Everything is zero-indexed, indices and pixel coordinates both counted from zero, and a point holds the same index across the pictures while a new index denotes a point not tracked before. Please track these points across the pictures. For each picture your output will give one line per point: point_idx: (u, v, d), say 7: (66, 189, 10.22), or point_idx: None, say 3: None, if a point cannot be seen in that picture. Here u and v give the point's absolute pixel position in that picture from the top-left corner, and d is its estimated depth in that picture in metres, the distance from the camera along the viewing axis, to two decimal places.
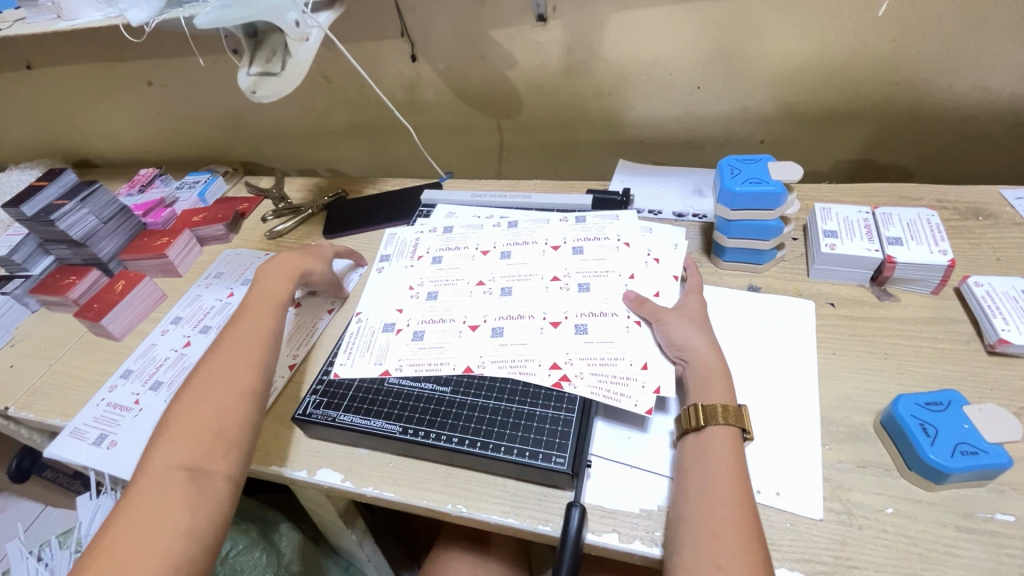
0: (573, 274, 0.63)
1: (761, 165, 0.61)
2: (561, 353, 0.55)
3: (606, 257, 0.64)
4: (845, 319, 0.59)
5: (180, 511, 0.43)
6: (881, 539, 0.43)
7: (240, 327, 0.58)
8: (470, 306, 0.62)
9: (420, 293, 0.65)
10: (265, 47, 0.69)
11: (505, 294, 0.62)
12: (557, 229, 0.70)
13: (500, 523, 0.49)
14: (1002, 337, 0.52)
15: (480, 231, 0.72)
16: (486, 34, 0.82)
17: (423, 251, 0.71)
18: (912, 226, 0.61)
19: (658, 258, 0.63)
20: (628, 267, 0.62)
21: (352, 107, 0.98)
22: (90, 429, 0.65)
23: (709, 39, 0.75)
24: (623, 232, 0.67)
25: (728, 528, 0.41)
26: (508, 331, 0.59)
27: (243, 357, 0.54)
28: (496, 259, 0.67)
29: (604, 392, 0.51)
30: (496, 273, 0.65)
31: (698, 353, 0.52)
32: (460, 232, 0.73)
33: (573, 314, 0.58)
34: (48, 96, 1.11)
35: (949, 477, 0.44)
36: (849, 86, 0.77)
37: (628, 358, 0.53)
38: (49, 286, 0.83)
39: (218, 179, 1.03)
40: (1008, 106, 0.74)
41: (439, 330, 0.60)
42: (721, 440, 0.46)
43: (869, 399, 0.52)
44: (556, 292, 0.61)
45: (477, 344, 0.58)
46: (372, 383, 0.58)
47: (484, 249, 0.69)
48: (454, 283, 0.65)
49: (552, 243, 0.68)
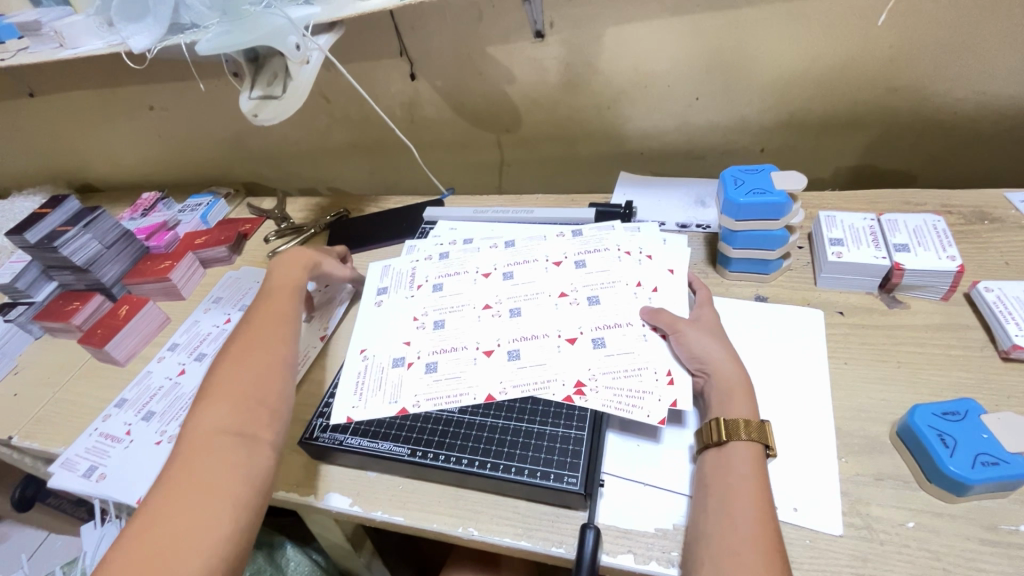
0: (581, 289, 0.62)
1: (764, 175, 0.61)
2: (583, 370, 0.54)
3: (613, 269, 0.64)
4: (854, 328, 0.59)
5: (235, 476, 0.43)
6: (903, 554, 0.42)
7: (264, 306, 0.59)
8: (481, 331, 0.60)
9: (426, 323, 0.63)
10: (266, 71, 0.70)
11: (515, 315, 0.61)
12: (558, 245, 0.69)
13: (513, 546, 0.48)
14: (1015, 343, 0.52)
15: (479, 254, 0.71)
16: (484, 52, 0.82)
17: (422, 280, 0.69)
18: (917, 232, 0.61)
19: (673, 269, 0.62)
20: (638, 276, 0.62)
21: (353, 127, 0.99)
22: (81, 460, 0.64)
23: (707, 51, 0.76)
24: (625, 241, 0.67)
25: (752, 547, 0.40)
26: (524, 353, 0.57)
27: (271, 335, 0.55)
28: (500, 281, 0.66)
29: (619, 403, 0.50)
30: (502, 295, 0.64)
31: (720, 367, 0.51)
32: (459, 255, 0.71)
33: (588, 328, 0.57)
34: (50, 123, 1.12)
35: (971, 489, 0.43)
36: (847, 93, 0.77)
37: (651, 368, 0.53)
38: (52, 312, 0.83)
39: (220, 201, 1.03)
40: (1007, 109, 0.74)
41: (453, 359, 0.58)
42: (744, 456, 0.45)
43: (882, 410, 0.51)
44: (567, 308, 0.60)
45: (496, 370, 0.56)
46: (391, 423, 0.55)
47: (485, 271, 0.68)
48: (459, 309, 0.64)
49: (553, 259, 0.67)
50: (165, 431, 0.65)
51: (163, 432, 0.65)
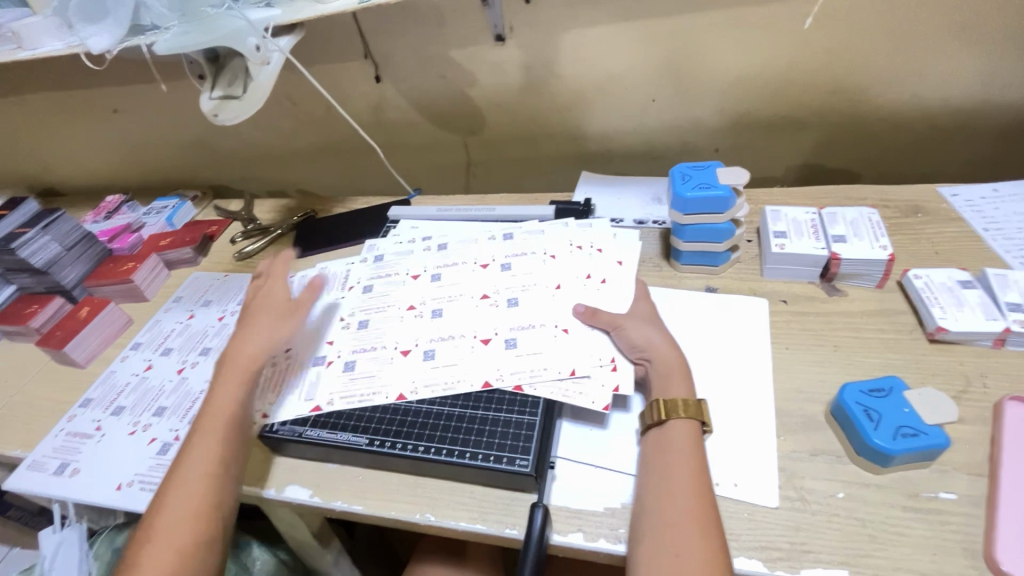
0: (500, 291, 0.64)
1: (711, 171, 0.64)
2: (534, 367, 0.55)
3: (535, 270, 0.66)
4: (796, 315, 0.62)
5: None
6: (833, 523, 0.45)
7: (207, 429, 0.52)
8: (402, 332, 0.62)
9: (424, 312, 0.64)
10: (227, 72, 0.70)
11: (436, 317, 0.63)
12: (485, 247, 0.72)
13: (468, 529, 0.49)
14: (940, 325, 0.55)
15: (409, 255, 0.74)
16: (447, 55, 0.84)
17: (351, 282, 0.71)
18: (854, 224, 0.65)
19: (622, 260, 0.66)
20: (552, 274, 0.65)
21: (320, 128, 1.00)
22: (50, 460, 0.64)
23: (659, 55, 0.79)
24: (555, 241, 0.70)
25: (684, 514, 0.43)
26: (438, 353, 0.59)
27: (216, 449, 0.51)
28: (427, 283, 0.68)
29: (563, 391, 0.53)
30: (425, 297, 0.66)
31: (660, 351, 0.53)
32: (399, 250, 0.75)
33: (503, 329, 0.59)
34: (11, 126, 1.11)
35: (893, 459, 0.46)
36: (792, 95, 0.81)
37: (595, 354, 0.55)
38: (10, 315, 0.82)
39: (187, 204, 1.03)
40: (937, 111, 0.79)
41: (451, 347, 0.59)
42: (683, 432, 0.48)
43: (819, 390, 0.54)
44: (485, 309, 0.62)
45: (494, 358, 0.57)
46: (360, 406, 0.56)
47: (414, 274, 0.70)
48: (382, 309, 0.66)
49: (481, 262, 0.69)
50: (138, 422, 0.66)
51: (136, 422, 0.66)
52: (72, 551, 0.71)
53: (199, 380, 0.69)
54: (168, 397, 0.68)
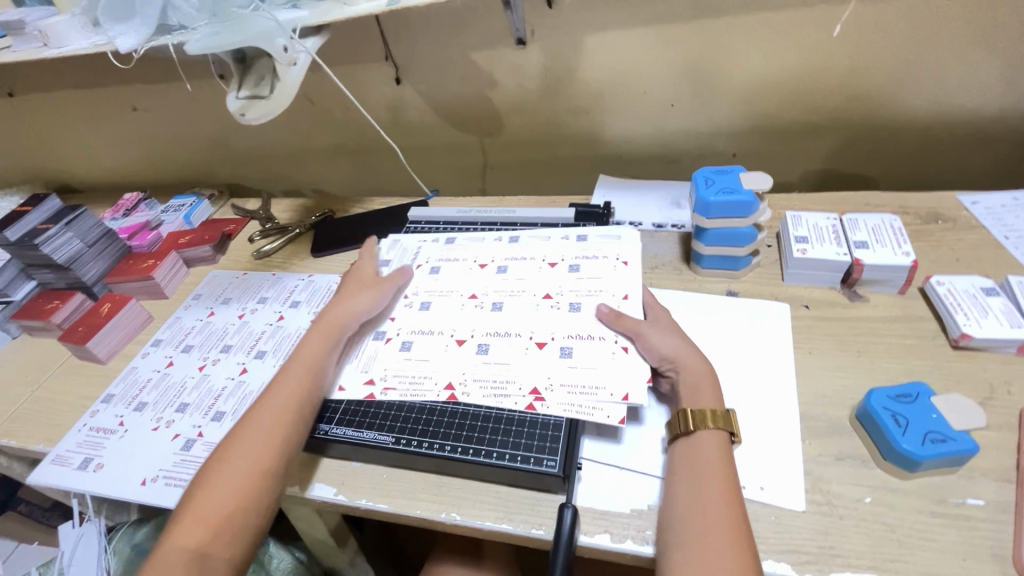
0: (566, 294, 0.63)
1: (733, 175, 0.65)
2: (541, 377, 0.55)
3: (603, 277, 0.64)
4: (818, 320, 0.62)
5: None
6: (861, 527, 0.45)
7: (281, 380, 0.55)
8: (462, 321, 0.62)
9: (485, 303, 0.64)
10: (254, 72, 0.71)
11: (495, 310, 0.63)
12: (556, 244, 0.71)
13: (494, 529, 0.49)
14: (964, 332, 0.55)
15: (479, 241, 0.74)
16: (468, 58, 0.85)
17: (422, 260, 0.73)
18: (876, 230, 0.65)
19: (627, 260, 0.66)
20: (619, 284, 0.62)
21: (338, 129, 1.00)
22: (74, 455, 0.65)
23: (680, 59, 0.80)
24: (625, 250, 0.67)
25: (717, 524, 0.43)
26: (491, 348, 0.58)
27: (291, 397, 0.53)
28: (493, 274, 0.68)
29: (579, 407, 0.52)
30: (488, 288, 0.66)
31: (688, 361, 0.53)
32: (467, 238, 0.76)
33: (560, 335, 0.58)
34: (30, 123, 1.11)
35: (921, 464, 0.46)
36: (811, 101, 0.81)
37: (608, 389, 0.52)
38: (32, 311, 0.82)
39: (204, 202, 1.03)
40: (956, 119, 0.79)
41: (505, 343, 0.59)
42: (712, 442, 0.48)
43: (843, 395, 0.54)
44: (548, 310, 0.61)
45: (462, 360, 0.58)
46: (359, 405, 0.57)
47: (481, 262, 0.70)
48: (446, 294, 0.66)
49: (550, 261, 0.68)
50: (162, 418, 0.66)
51: (159, 419, 0.66)
52: (91, 544, 0.72)
53: (221, 377, 0.70)
54: (191, 394, 0.69)
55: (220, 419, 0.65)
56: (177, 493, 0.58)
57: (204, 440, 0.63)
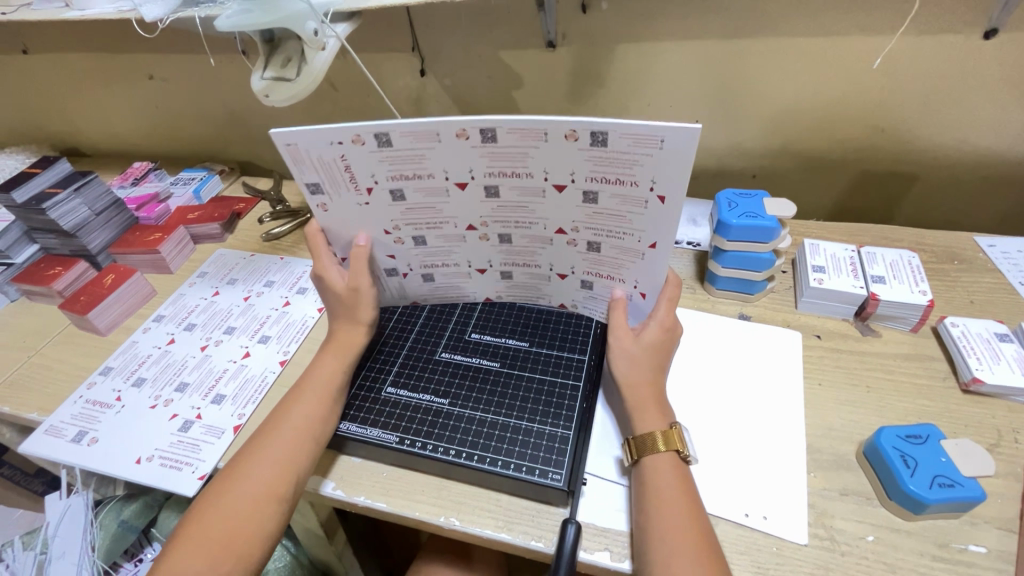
0: (582, 229, 0.51)
1: (758, 200, 0.65)
2: (567, 297, 0.63)
3: (629, 215, 0.48)
4: (829, 352, 0.62)
5: None
6: (862, 565, 0.45)
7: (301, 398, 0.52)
8: (472, 253, 0.59)
9: (490, 236, 0.55)
10: (280, 53, 0.69)
11: (504, 243, 0.56)
12: (559, 150, 0.45)
13: (492, 538, 0.49)
14: (976, 376, 0.55)
15: (442, 148, 0.47)
16: (497, 56, 0.84)
17: (368, 178, 0.51)
18: (894, 266, 0.65)
19: (664, 197, 0.45)
20: (646, 224, 0.48)
21: (357, 117, 0.99)
22: (68, 427, 0.63)
23: (711, 76, 0.79)
24: (662, 175, 0.44)
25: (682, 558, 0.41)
26: (515, 274, 0.61)
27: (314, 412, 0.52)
28: (478, 195, 0.51)
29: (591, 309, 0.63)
30: (487, 218, 0.53)
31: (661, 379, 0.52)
32: (412, 145, 0.47)
33: (580, 271, 0.57)
34: (43, 83, 1.10)
35: (927, 507, 0.45)
36: (838, 130, 0.81)
37: None
38: (32, 275, 0.81)
39: (215, 178, 1.02)
40: (980, 160, 0.79)
41: (528, 273, 0.60)
42: (663, 467, 0.46)
43: (851, 430, 0.54)
44: (564, 247, 0.54)
45: (488, 283, 0.63)
46: (367, 394, 0.58)
47: (459, 180, 0.50)
48: (438, 224, 0.55)
49: (556, 181, 0.47)
50: (160, 396, 0.65)
51: (158, 396, 0.65)
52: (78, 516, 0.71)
53: (223, 359, 0.69)
54: (191, 373, 0.68)
55: (220, 402, 0.64)
56: (171, 474, 0.57)
57: (203, 422, 0.62)
